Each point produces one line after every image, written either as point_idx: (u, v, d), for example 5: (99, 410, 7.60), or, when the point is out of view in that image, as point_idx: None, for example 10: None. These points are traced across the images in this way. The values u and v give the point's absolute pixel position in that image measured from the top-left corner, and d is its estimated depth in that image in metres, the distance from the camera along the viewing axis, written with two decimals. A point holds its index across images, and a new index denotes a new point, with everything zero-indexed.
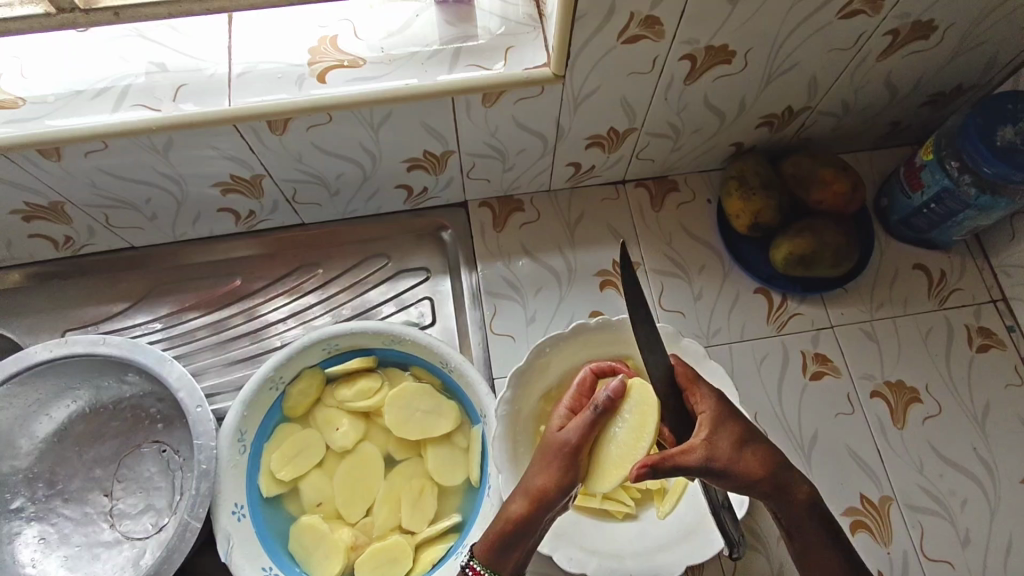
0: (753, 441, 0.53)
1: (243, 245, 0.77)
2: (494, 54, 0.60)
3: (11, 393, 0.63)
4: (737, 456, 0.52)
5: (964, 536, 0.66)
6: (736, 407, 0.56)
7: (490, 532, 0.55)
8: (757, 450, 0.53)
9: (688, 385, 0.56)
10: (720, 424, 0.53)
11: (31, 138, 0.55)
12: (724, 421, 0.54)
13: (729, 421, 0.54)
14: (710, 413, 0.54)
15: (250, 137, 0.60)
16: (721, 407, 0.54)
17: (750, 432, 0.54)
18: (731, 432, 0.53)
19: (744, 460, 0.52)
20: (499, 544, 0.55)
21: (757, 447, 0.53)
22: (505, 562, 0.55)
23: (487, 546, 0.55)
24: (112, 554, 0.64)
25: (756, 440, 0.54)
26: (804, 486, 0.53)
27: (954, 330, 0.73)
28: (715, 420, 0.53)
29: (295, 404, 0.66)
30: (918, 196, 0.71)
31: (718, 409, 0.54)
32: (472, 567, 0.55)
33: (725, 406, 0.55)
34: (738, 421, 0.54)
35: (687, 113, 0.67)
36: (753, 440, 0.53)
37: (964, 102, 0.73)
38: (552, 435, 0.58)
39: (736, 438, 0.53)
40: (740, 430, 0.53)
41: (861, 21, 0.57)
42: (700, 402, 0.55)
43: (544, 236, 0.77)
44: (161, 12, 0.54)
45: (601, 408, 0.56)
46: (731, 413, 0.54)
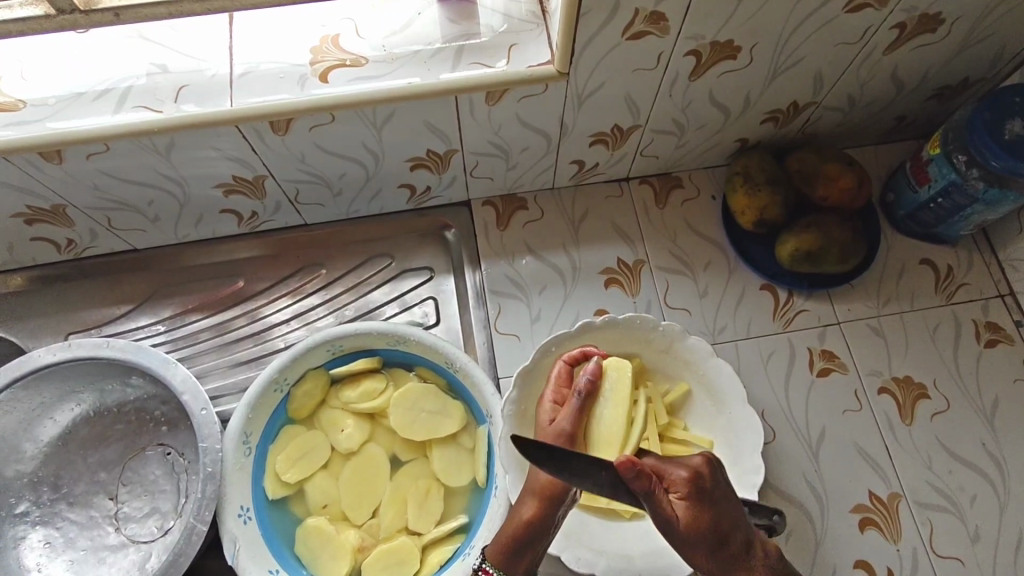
0: (724, 530, 0.52)
1: (246, 246, 0.77)
2: (497, 52, 0.59)
3: (14, 397, 0.63)
4: (700, 541, 0.51)
5: (974, 532, 0.65)
6: (716, 489, 0.53)
7: (501, 536, 0.56)
8: (725, 540, 0.52)
9: (662, 462, 0.55)
10: (693, 506, 0.52)
11: (32, 141, 0.55)
12: (699, 504, 0.52)
13: (702, 506, 0.52)
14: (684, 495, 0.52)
15: (253, 137, 0.60)
16: (699, 489, 0.53)
17: (725, 519, 0.52)
18: (702, 515, 0.52)
19: (705, 547, 0.52)
20: (513, 547, 0.56)
21: (728, 535, 0.52)
22: (518, 566, 0.56)
23: (499, 548, 0.56)
24: (118, 558, 0.64)
25: (729, 528, 0.52)
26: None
27: (961, 325, 0.73)
28: (687, 504, 0.52)
29: (300, 406, 0.65)
30: (925, 191, 0.70)
31: (695, 490, 0.53)
32: (484, 569, 0.55)
33: (704, 487, 0.53)
34: (715, 507, 0.52)
35: (691, 109, 0.67)
36: (725, 529, 0.52)
37: (971, 96, 0.72)
38: (545, 428, 0.61)
39: (704, 524, 0.52)
40: (715, 519, 0.52)
41: (867, 15, 0.57)
42: (675, 482, 0.53)
43: (548, 235, 0.77)
44: (161, 12, 0.53)
45: (583, 393, 0.61)
46: (705, 504, 0.52)
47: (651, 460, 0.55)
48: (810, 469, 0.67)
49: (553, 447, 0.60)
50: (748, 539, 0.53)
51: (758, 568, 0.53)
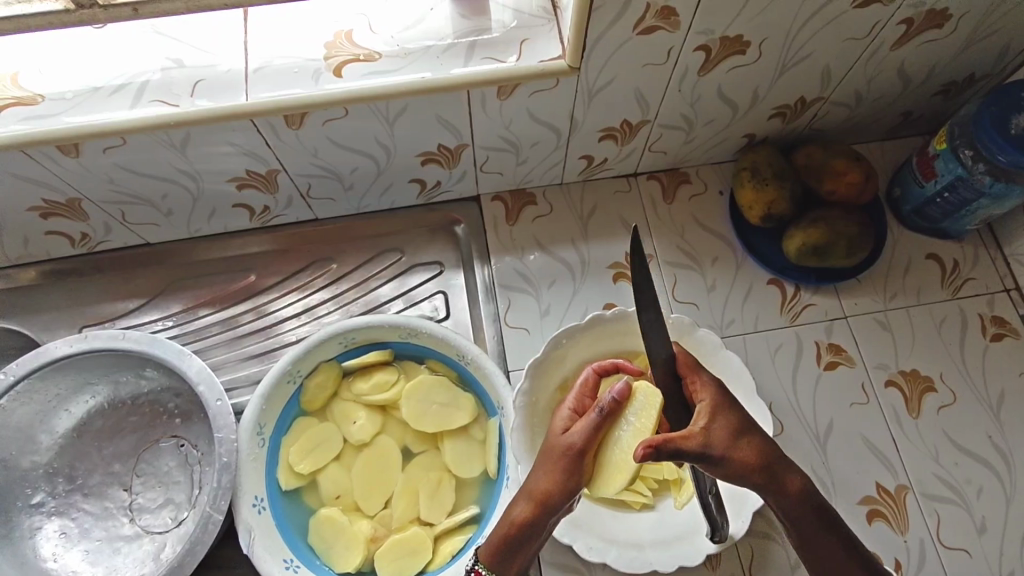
0: (753, 429, 0.51)
1: (258, 240, 0.78)
2: (509, 47, 0.60)
3: (31, 388, 0.64)
4: (737, 442, 0.50)
5: (981, 524, 0.66)
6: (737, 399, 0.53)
7: (493, 537, 0.55)
8: (756, 440, 0.51)
9: (694, 365, 0.54)
10: (721, 410, 0.51)
11: (50, 134, 0.55)
12: (726, 408, 0.51)
13: (730, 408, 0.51)
14: (711, 399, 0.52)
15: (267, 132, 0.61)
16: (723, 395, 0.52)
17: (752, 421, 0.52)
18: (732, 415, 0.51)
19: (743, 446, 0.50)
20: (503, 549, 0.54)
21: (758, 435, 0.51)
22: (511, 565, 0.55)
23: (491, 550, 0.55)
24: (133, 548, 0.65)
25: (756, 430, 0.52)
26: (799, 477, 0.52)
27: (968, 320, 0.73)
28: (715, 405, 0.51)
29: (313, 398, 0.66)
30: (931, 185, 0.71)
31: (721, 396, 0.52)
32: (477, 572, 0.55)
33: (726, 393, 0.52)
34: (740, 409, 0.52)
35: (700, 105, 0.68)
36: (754, 427, 0.51)
37: (977, 91, 0.73)
38: (556, 438, 0.56)
39: (738, 423, 0.51)
40: (743, 418, 0.51)
41: (875, 11, 0.57)
42: (701, 386, 0.52)
43: (557, 230, 0.77)
44: (178, 7, 0.54)
45: (605, 410, 0.53)
46: (732, 404, 0.52)
47: (683, 360, 0.54)
48: (818, 461, 0.68)
49: (556, 460, 0.54)
50: (776, 446, 0.52)
51: (793, 471, 0.52)
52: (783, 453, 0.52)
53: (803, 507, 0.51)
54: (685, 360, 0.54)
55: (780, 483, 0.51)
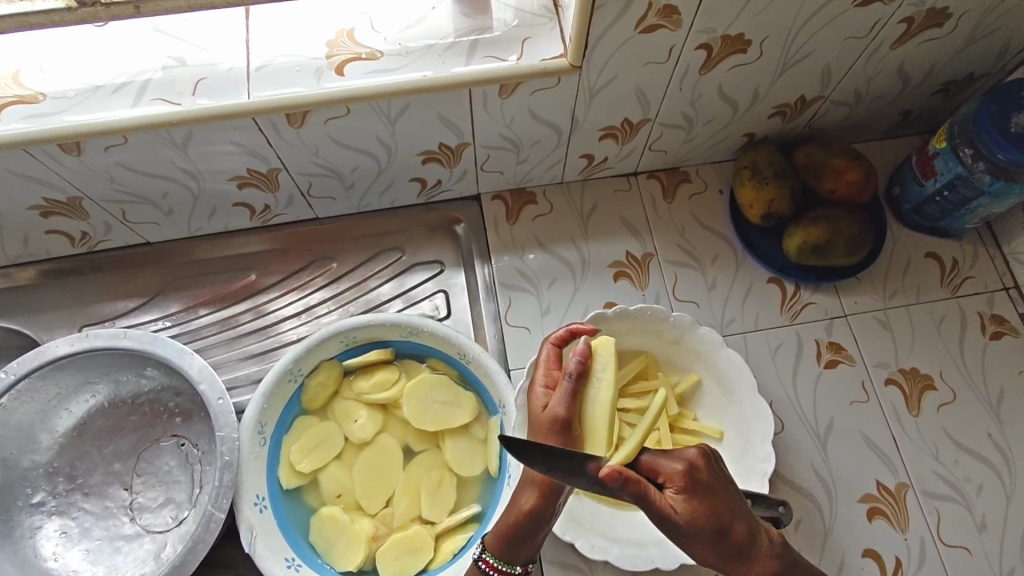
0: (724, 519, 0.45)
1: (258, 239, 0.78)
2: (511, 45, 0.60)
3: (32, 387, 0.64)
4: (700, 533, 0.45)
5: (981, 522, 0.66)
6: (716, 481, 0.46)
7: (501, 524, 0.54)
8: (726, 531, 0.45)
9: (655, 456, 0.47)
10: (688, 498, 0.45)
11: (52, 133, 0.55)
12: (696, 495, 0.45)
13: (701, 496, 0.45)
14: (679, 485, 0.45)
15: (269, 131, 0.61)
16: (694, 480, 0.45)
17: (726, 506, 0.46)
18: (701, 504, 0.45)
19: (708, 539, 0.45)
20: (509, 539, 0.54)
21: (728, 526, 0.45)
22: (520, 552, 0.54)
23: (497, 540, 0.55)
24: (134, 548, 0.65)
25: (731, 515, 0.46)
26: (768, 568, 0.47)
27: (967, 318, 0.74)
28: (681, 492, 0.45)
29: (314, 397, 0.66)
30: (931, 184, 0.71)
31: (691, 483, 0.45)
32: (484, 559, 0.55)
33: (698, 476, 0.46)
34: (715, 494, 0.46)
35: (700, 104, 0.68)
36: (725, 517, 0.45)
37: (976, 90, 0.73)
38: (539, 415, 0.54)
39: (706, 516, 0.45)
40: (716, 508, 0.45)
41: (876, 10, 0.58)
42: (668, 473, 0.46)
43: (557, 229, 0.77)
44: (180, 6, 0.54)
45: (574, 373, 0.53)
46: (705, 496, 0.45)
47: (645, 451, 0.47)
48: (819, 459, 0.68)
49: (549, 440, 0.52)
50: (755, 533, 0.47)
51: (764, 558, 0.47)
52: (764, 539, 0.47)
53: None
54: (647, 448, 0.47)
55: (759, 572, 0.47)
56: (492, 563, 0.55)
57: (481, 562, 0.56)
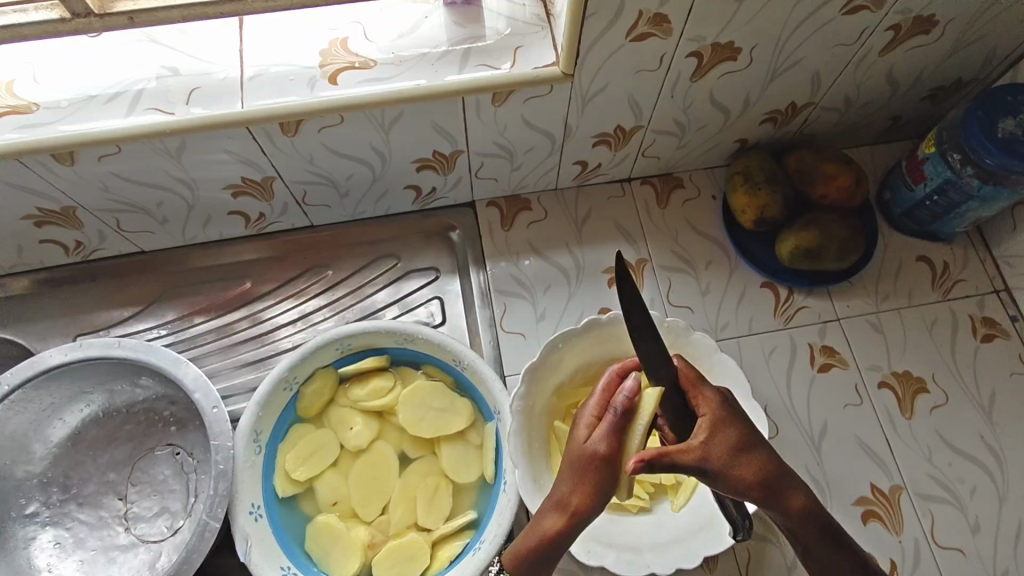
0: (755, 441, 0.51)
1: (253, 247, 0.78)
2: (503, 54, 0.60)
3: (25, 397, 0.64)
4: (736, 451, 0.50)
5: (975, 523, 0.66)
6: (743, 414, 0.53)
7: (522, 545, 0.55)
8: (756, 455, 0.51)
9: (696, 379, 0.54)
10: (721, 427, 0.51)
11: (45, 143, 0.55)
12: (726, 424, 0.51)
13: (732, 419, 0.52)
14: (713, 413, 0.52)
15: (263, 140, 0.61)
16: (728, 407, 0.52)
17: (755, 433, 0.52)
18: (734, 427, 0.51)
19: (744, 458, 0.50)
20: (530, 559, 0.54)
21: (758, 452, 0.51)
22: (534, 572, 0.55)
23: (517, 557, 0.55)
24: (128, 557, 0.64)
25: (759, 441, 0.52)
26: (799, 495, 0.52)
27: (958, 321, 0.74)
28: (716, 415, 0.52)
29: (309, 404, 0.66)
30: (921, 188, 0.72)
31: (724, 407, 0.52)
32: None
33: (730, 404, 0.53)
34: (743, 422, 0.52)
35: (692, 110, 0.68)
36: (754, 444, 0.51)
37: (965, 95, 0.74)
38: (578, 445, 0.54)
39: (740, 437, 0.51)
40: (744, 434, 0.51)
41: (864, 17, 0.58)
42: (703, 401, 0.53)
43: (552, 235, 0.78)
44: (174, 16, 0.54)
45: (620, 409, 0.53)
46: (733, 419, 0.52)
47: (688, 372, 0.54)
48: (813, 462, 0.68)
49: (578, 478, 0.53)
50: (779, 463, 0.52)
51: (795, 488, 0.52)
52: (784, 466, 0.52)
53: (802, 520, 0.52)
54: (688, 374, 0.54)
55: (781, 498, 0.51)
56: None
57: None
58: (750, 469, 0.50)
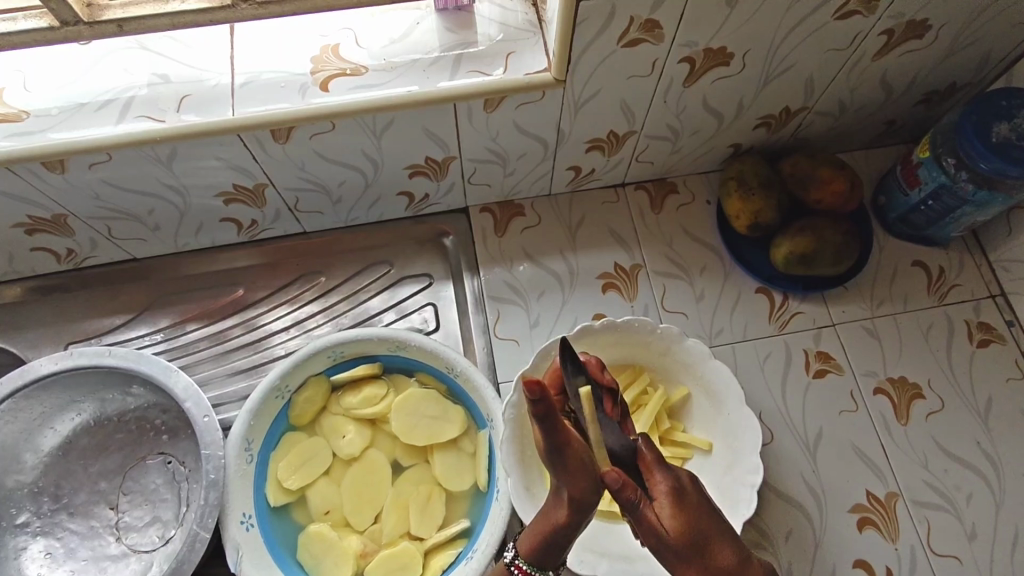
0: (708, 541, 0.43)
1: (246, 253, 0.78)
2: (495, 60, 0.60)
3: (15, 407, 0.63)
4: (683, 552, 0.42)
5: (971, 530, 0.66)
6: (714, 509, 0.44)
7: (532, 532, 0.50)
8: (710, 557, 0.43)
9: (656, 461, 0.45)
10: (673, 514, 0.43)
11: (34, 152, 0.55)
12: (676, 513, 0.43)
13: (683, 513, 0.43)
14: (664, 501, 0.43)
15: (254, 147, 0.61)
16: (681, 499, 0.44)
17: (712, 529, 0.43)
18: (684, 522, 0.43)
19: (690, 560, 0.43)
20: (544, 545, 0.50)
21: (715, 551, 0.43)
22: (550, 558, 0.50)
23: (532, 545, 0.50)
24: (119, 568, 0.64)
25: (714, 536, 0.43)
26: None
27: (954, 326, 0.74)
28: (665, 510, 0.43)
29: (302, 412, 0.66)
30: (915, 193, 0.72)
31: (677, 503, 0.43)
32: (517, 566, 0.51)
33: (686, 497, 0.44)
34: (700, 516, 0.43)
35: (685, 115, 0.68)
36: (710, 541, 0.43)
37: (959, 99, 0.74)
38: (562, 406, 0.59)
39: (690, 534, 0.43)
40: (698, 529, 0.43)
41: (856, 22, 0.58)
42: (658, 488, 0.44)
43: (546, 241, 0.77)
44: (164, 23, 0.54)
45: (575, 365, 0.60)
46: (687, 510, 0.43)
47: (648, 453, 0.45)
48: (808, 469, 0.68)
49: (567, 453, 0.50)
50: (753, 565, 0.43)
51: None
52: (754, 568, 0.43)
53: None
54: (650, 453, 0.45)
55: None
56: (524, 568, 0.51)
57: (515, 568, 0.51)
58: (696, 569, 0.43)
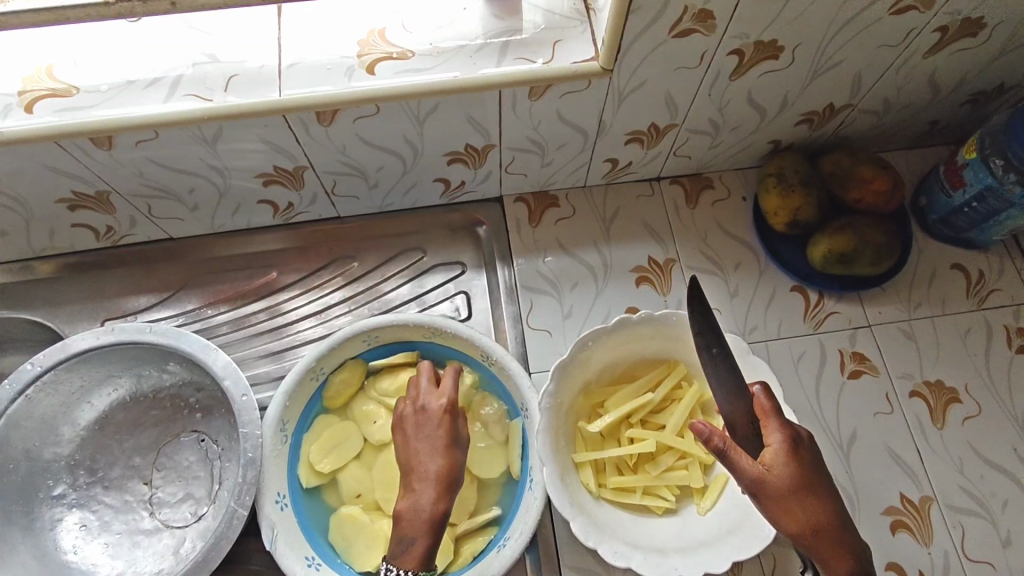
0: (810, 490, 0.51)
1: (281, 236, 0.78)
2: (542, 47, 0.60)
3: (56, 379, 0.64)
4: (788, 497, 0.50)
5: (1006, 537, 0.65)
6: (816, 464, 0.53)
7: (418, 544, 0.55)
8: (809, 503, 0.51)
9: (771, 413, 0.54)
10: (786, 463, 0.51)
11: (84, 127, 0.56)
12: (787, 461, 0.51)
13: (795, 463, 0.51)
14: (776, 448, 0.52)
15: (298, 129, 0.61)
16: (795, 450, 0.52)
17: (816, 483, 0.51)
18: (794, 469, 0.51)
19: (793, 504, 0.50)
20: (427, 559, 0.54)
21: (813, 501, 0.51)
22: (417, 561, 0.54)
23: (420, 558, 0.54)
24: (152, 542, 0.65)
25: (816, 488, 0.51)
26: (843, 556, 0.50)
27: (993, 330, 0.73)
28: (779, 456, 0.52)
29: (336, 395, 0.66)
30: (959, 194, 0.70)
31: (790, 452, 0.52)
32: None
33: (798, 448, 0.52)
34: (807, 468, 0.52)
35: (728, 110, 0.68)
36: (811, 489, 0.51)
37: (1005, 101, 0.73)
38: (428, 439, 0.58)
39: (796, 480, 0.51)
40: (802, 478, 0.51)
41: (911, 17, 0.57)
42: (773, 435, 0.53)
43: (581, 233, 0.77)
44: (216, 2, 0.54)
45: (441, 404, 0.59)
46: (797, 459, 0.52)
47: (765, 403, 0.54)
48: (841, 470, 0.67)
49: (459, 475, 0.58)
50: (840, 516, 0.51)
51: (845, 552, 0.50)
52: (842, 521, 0.51)
53: None
54: (765, 404, 0.54)
55: (827, 554, 0.50)
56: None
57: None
58: (798, 514, 0.50)
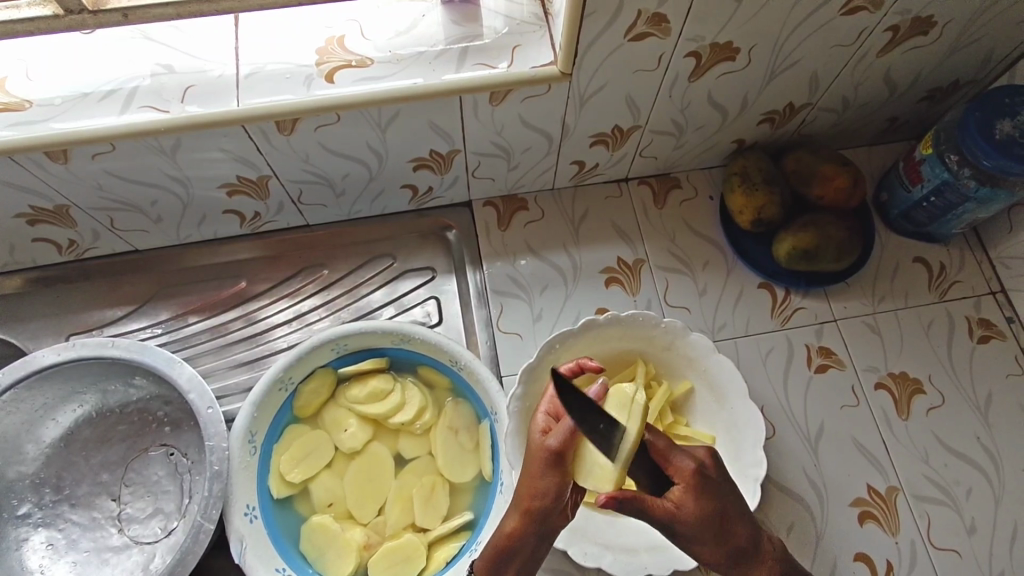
0: (723, 515, 0.49)
1: (249, 246, 0.77)
2: (501, 52, 0.60)
3: (17, 397, 0.63)
4: (704, 530, 0.48)
5: (970, 524, 0.66)
6: (715, 477, 0.50)
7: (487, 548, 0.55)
8: (721, 525, 0.49)
9: (669, 448, 0.49)
10: (694, 498, 0.48)
11: (37, 141, 0.55)
12: (700, 496, 0.48)
13: (701, 499, 0.48)
14: (686, 486, 0.48)
15: (258, 137, 0.60)
16: (699, 483, 0.48)
17: (724, 504, 0.49)
18: (701, 503, 0.48)
19: (709, 534, 0.49)
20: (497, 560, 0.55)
21: (724, 521, 0.49)
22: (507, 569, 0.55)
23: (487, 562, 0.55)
24: (121, 559, 0.64)
25: (723, 509, 0.49)
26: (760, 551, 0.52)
27: (955, 322, 0.74)
28: (687, 494, 0.48)
29: (306, 403, 0.66)
30: (918, 190, 0.72)
31: (697, 485, 0.48)
32: None
33: (703, 479, 0.49)
34: (715, 494, 0.49)
35: (690, 111, 0.68)
36: (723, 515, 0.49)
37: (961, 97, 0.74)
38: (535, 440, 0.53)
39: (706, 512, 0.48)
40: (716, 506, 0.48)
41: (862, 17, 0.58)
42: (677, 471, 0.49)
43: (549, 235, 0.77)
44: (170, 13, 0.53)
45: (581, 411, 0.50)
46: (706, 490, 0.48)
47: (660, 442, 0.49)
48: (810, 464, 0.68)
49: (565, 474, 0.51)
50: (747, 521, 0.51)
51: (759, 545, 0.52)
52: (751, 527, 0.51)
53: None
54: (661, 442, 0.49)
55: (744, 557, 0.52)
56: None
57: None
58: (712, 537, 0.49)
